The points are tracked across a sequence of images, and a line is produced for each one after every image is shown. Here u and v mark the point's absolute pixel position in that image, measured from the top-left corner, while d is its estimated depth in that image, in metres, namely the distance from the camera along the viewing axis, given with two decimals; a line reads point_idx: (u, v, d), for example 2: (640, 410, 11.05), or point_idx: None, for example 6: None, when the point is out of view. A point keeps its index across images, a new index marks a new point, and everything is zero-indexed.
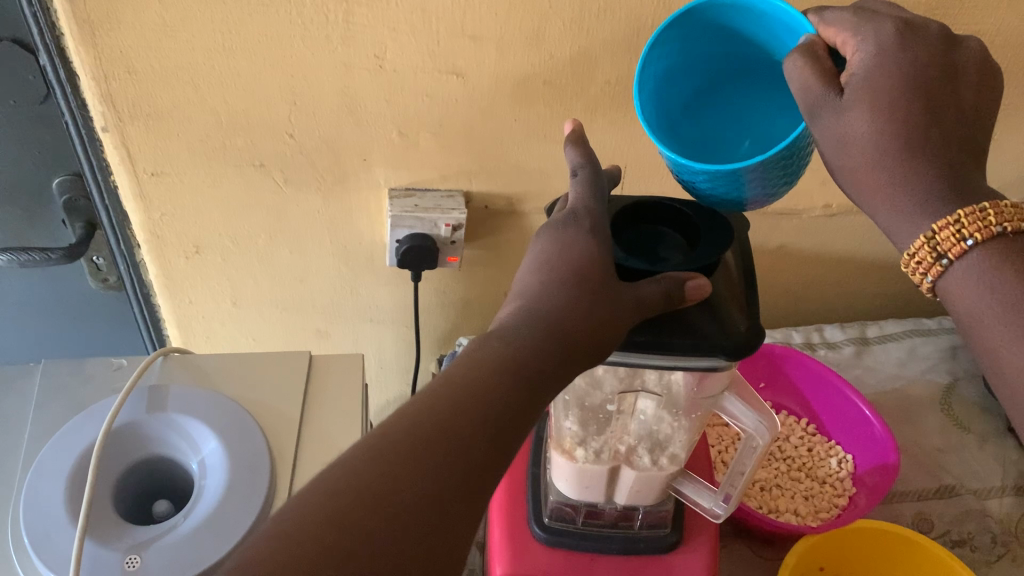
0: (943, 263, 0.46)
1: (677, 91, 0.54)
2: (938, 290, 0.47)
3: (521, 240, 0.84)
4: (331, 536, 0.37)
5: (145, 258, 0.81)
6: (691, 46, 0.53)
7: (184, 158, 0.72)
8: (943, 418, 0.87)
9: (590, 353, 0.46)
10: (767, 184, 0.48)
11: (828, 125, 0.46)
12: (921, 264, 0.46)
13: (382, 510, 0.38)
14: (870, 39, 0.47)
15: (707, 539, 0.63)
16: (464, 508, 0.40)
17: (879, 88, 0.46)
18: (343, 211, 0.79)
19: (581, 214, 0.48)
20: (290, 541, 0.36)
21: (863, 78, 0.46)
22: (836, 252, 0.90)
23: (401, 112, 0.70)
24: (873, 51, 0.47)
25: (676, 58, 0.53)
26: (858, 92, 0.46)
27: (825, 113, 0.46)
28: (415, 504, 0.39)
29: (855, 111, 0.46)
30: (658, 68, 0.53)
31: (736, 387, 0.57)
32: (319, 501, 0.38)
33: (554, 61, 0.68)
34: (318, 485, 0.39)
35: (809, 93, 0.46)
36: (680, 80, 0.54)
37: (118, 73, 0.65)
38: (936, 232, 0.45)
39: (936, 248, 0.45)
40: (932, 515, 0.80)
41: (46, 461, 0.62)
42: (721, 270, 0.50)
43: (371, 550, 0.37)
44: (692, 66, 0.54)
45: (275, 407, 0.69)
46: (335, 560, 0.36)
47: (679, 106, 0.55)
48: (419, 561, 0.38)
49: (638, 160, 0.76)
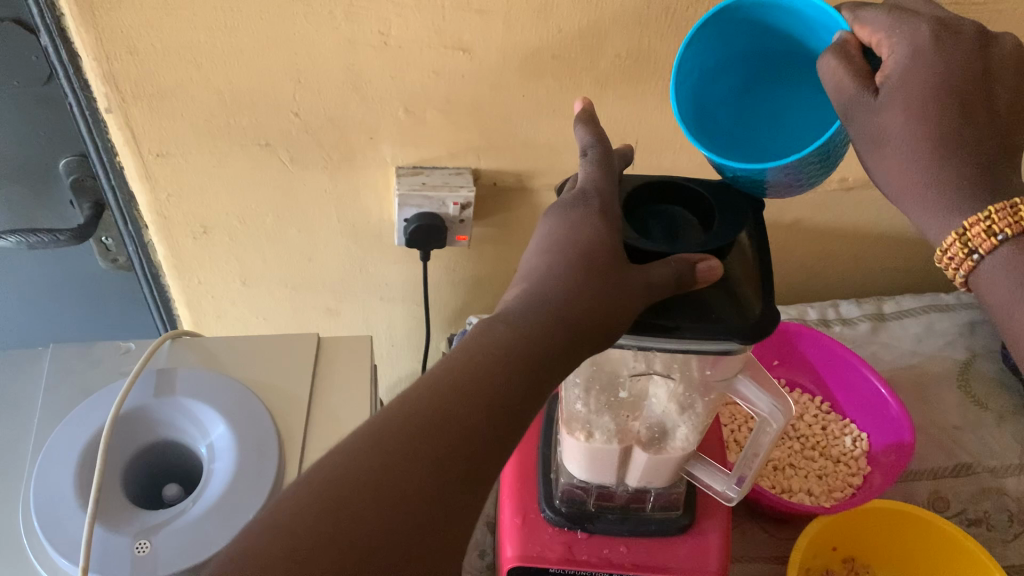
0: (974, 258, 0.46)
1: (723, 86, 0.53)
2: (971, 284, 0.48)
3: (531, 217, 0.83)
4: (327, 529, 0.36)
5: (154, 239, 0.81)
6: (732, 43, 0.52)
7: (189, 138, 0.71)
8: (960, 396, 0.86)
9: (597, 338, 0.44)
10: (802, 177, 0.46)
11: (864, 125, 0.46)
12: (953, 260, 0.46)
13: (378, 504, 0.37)
14: (905, 41, 0.46)
15: (718, 521, 0.62)
16: (465, 500, 0.40)
17: (914, 90, 0.45)
18: (351, 189, 0.78)
19: (591, 195, 0.47)
20: (286, 534, 0.36)
21: (899, 79, 0.46)
22: (852, 227, 0.88)
23: (407, 88, 0.69)
24: (908, 53, 0.46)
25: (720, 54, 0.52)
26: (892, 92, 0.45)
27: (860, 114, 0.46)
28: (414, 496, 0.38)
29: (890, 111, 0.45)
30: (695, 67, 0.52)
31: (751, 370, 0.55)
32: (316, 493, 0.37)
33: (562, 35, 0.66)
34: (318, 475, 0.38)
35: (844, 92, 0.46)
36: (719, 79, 0.53)
37: (119, 53, 0.64)
38: (967, 229, 0.45)
39: (967, 244, 0.45)
40: (948, 494, 0.79)
41: (56, 447, 0.62)
42: (736, 253, 0.49)
43: (369, 542, 0.36)
44: (738, 62, 0.53)
45: (285, 390, 0.69)
46: (331, 554, 0.35)
47: (725, 99, 0.53)
48: (419, 552, 0.37)
49: (649, 134, 0.74)
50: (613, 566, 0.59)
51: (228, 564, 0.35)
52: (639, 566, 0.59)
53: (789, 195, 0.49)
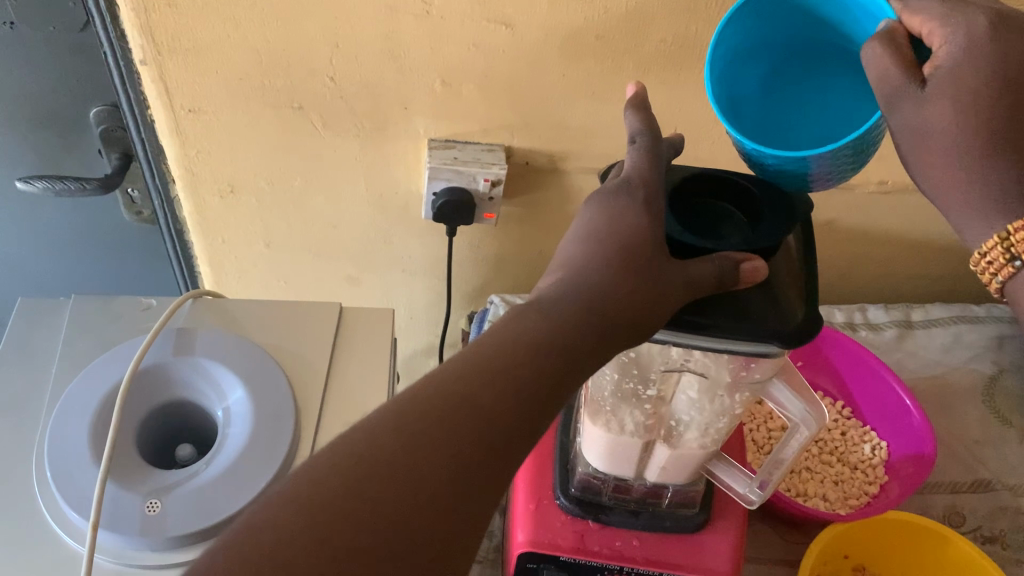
0: (1015, 264, 0.44)
1: (757, 67, 0.51)
2: (1007, 291, 0.47)
3: (561, 199, 0.82)
4: (341, 510, 0.35)
5: (179, 195, 0.80)
6: (771, 26, 0.50)
7: (222, 95, 0.70)
8: (984, 410, 0.85)
9: (630, 334, 0.43)
10: (834, 169, 0.44)
11: (907, 117, 0.44)
12: (993, 264, 0.45)
13: (392, 492, 0.36)
14: (961, 32, 0.44)
15: (734, 522, 0.61)
16: (482, 493, 0.39)
17: (965, 82, 0.44)
18: (381, 159, 0.77)
19: (636, 184, 0.45)
20: (300, 511, 0.35)
21: (949, 72, 0.44)
22: (886, 231, 0.86)
23: (444, 61, 0.68)
24: (963, 44, 0.44)
25: (756, 36, 0.50)
26: (940, 84, 0.44)
27: (904, 104, 0.43)
28: (429, 486, 0.37)
29: (937, 104, 0.43)
30: (729, 47, 0.50)
31: (785, 374, 0.54)
32: (333, 472, 0.36)
33: (607, 15, 0.64)
34: (332, 457, 0.37)
35: (888, 82, 0.43)
36: (750, 63, 0.51)
37: (158, 6, 0.63)
38: (1012, 232, 0.44)
39: (1010, 249, 0.44)
40: (965, 508, 0.77)
41: (71, 401, 0.62)
42: (782, 252, 0.47)
43: (384, 527, 0.35)
44: (772, 44, 0.51)
45: (303, 357, 0.69)
46: (344, 535, 0.35)
47: (755, 84, 0.51)
48: (434, 539, 0.36)
49: (689, 123, 0.73)
50: (625, 559, 0.58)
51: (241, 537, 0.34)
52: (651, 561, 0.58)
53: (826, 187, 0.47)
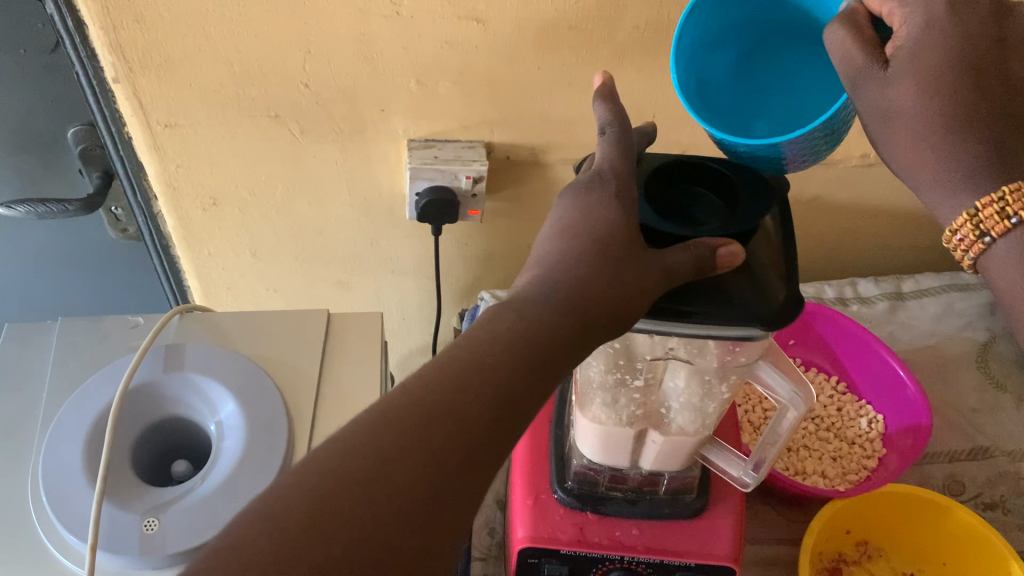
0: (985, 240, 0.45)
1: (726, 53, 0.51)
2: (979, 266, 0.47)
3: (546, 191, 0.82)
4: (318, 522, 0.35)
5: (163, 210, 0.80)
6: (737, 13, 0.49)
7: (198, 108, 0.70)
8: (978, 377, 0.85)
9: (607, 327, 0.43)
10: (808, 153, 0.45)
11: (873, 97, 0.44)
12: (964, 241, 0.45)
13: (371, 499, 0.36)
14: (919, 10, 0.44)
15: (732, 505, 0.62)
16: (463, 495, 0.38)
17: (926, 60, 0.44)
18: (363, 162, 0.77)
19: (607, 176, 0.45)
20: (275, 528, 0.35)
21: (911, 52, 0.44)
22: (873, 204, 0.86)
23: (419, 60, 0.67)
24: (922, 23, 0.44)
25: (722, 23, 0.50)
26: (902, 65, 0.44)
27: (869, 85, 0.43)
28: (410, 491, 0.37)
29: (901, 84, 0.43)
30: (695, 37, 0.50)
31: (772, 356, 0.54)
32: (310, 484, 0.36)
33: (578, 6, 0.64)
34: (311, 468, 0.37)
35: (853, 63, 0.43)
36: (719, 49, 0.51)
37: (126, 22, 0.62)
38: (980, 210, 0.44)
39: (979, 225, 0.44)
40: (964, 477, 0.78)
41: (64, 424, 0.62)
42: (760, 236, 0.47)
43: (360, 536, 0.35)
44: (740, 30, 0.50)
45: (294, 365, 0.68)
46: (320, 547, 0.34)
47: (727, 68, 0.51)
48: (412, 545, 0.36)
49: (667, 108, 0.73)
50: (625, 549, 0.58)
51: (219, 554, 0.34)
52: (651, 549, 0.58)
53: (799, 168, 0.47)
